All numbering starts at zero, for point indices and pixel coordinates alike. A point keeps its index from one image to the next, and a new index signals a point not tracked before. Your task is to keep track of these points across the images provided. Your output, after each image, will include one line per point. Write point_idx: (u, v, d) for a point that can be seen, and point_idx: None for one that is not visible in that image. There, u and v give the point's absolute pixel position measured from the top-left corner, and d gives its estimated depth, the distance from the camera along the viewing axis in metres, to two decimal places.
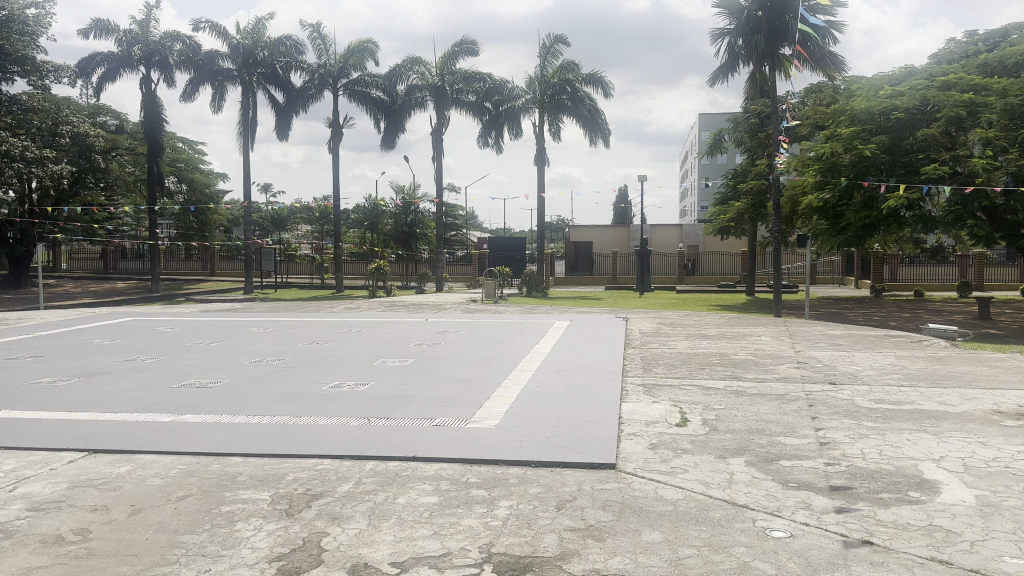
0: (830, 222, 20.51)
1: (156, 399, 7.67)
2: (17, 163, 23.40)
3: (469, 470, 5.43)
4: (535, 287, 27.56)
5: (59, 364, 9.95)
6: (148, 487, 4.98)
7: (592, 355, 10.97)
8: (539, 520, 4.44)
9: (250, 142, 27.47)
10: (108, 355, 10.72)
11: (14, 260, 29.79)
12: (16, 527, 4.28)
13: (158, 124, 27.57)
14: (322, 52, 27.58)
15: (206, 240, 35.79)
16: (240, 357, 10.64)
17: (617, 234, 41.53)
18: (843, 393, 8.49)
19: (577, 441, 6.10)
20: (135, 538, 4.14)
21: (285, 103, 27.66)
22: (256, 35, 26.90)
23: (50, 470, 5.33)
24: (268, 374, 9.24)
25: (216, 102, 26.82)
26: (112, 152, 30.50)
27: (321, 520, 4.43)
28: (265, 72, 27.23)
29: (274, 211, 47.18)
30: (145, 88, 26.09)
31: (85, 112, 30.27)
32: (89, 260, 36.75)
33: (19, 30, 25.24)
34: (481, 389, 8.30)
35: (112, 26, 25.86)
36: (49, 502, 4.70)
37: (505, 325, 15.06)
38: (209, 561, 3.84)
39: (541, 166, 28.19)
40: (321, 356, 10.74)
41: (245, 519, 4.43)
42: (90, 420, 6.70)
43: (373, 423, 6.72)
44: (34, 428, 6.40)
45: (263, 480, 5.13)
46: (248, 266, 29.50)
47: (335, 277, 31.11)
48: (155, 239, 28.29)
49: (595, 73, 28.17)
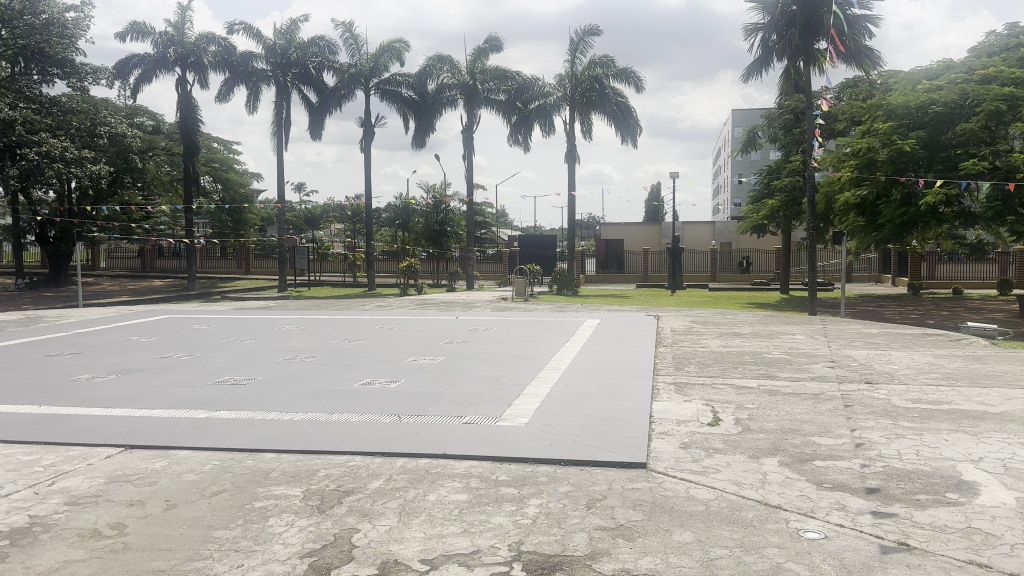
0: (867, 219, 20.13)
1: (192, 395, 7.81)
2: (56, 164, 23.82)
3: (499, 467, 5.45)
4: (565, 286, 27.45)
5: (100, 361, 10.19)
6: (183, 483, 5.07)
7: (623, 352, 10.93)
8: (569, 519, 4.44)
9: (283, 142, 27.76)
10: (146, 352, 10.96)
11: (55, 259, 30.50)
12: (54, 520, 4.39)
13: (193, 125, 28.01)
14: (355, 52, 27.81)
15: (242, 239, 36.47)
16: (273, 354, 10.76)
17: (648, 232, 41.31)
18: (879, 392, 8.33)
19: (608, 440, 6.07)
20: (170, 533, 4.21)
21: (318, 103, 27.86)
22: (290, 36, 27.30)
23: (87, 465, 5.45)
24: (301, 371, 9.34)
25: (251, 103, 27.17)
26: (149, 152, 31.07)
27: (352, 516, 4.47)
28: (298, 73, 27.51)
29: (308, 210, 47.90)
30: (181, 89, 26.56)
31: (123, 113, 30.98)
32: (127, 258, 37.57)
33: (59, 33, 25.81)
34: (510, 387, 8.30)
35: (148, 29, 26.34)
36: (86, 497, 4.80)
37: (536, 323, 15.06)
38: (241, 556, 3.90)
39: (572, 163, 28.09)
40: (353, 353, 10.83)
41: (278, 514, 4.49)
42: (128, 416, 6.84)
43: (404, 420, 6.77)
44: (74, 424, 6.57)
45: (296, 476, 5.19)
46: (282, 263, 29.32)
47: (367, 275, 31.19)
48: (192, 238, 28.54)
49: (626, 69, 28.04)
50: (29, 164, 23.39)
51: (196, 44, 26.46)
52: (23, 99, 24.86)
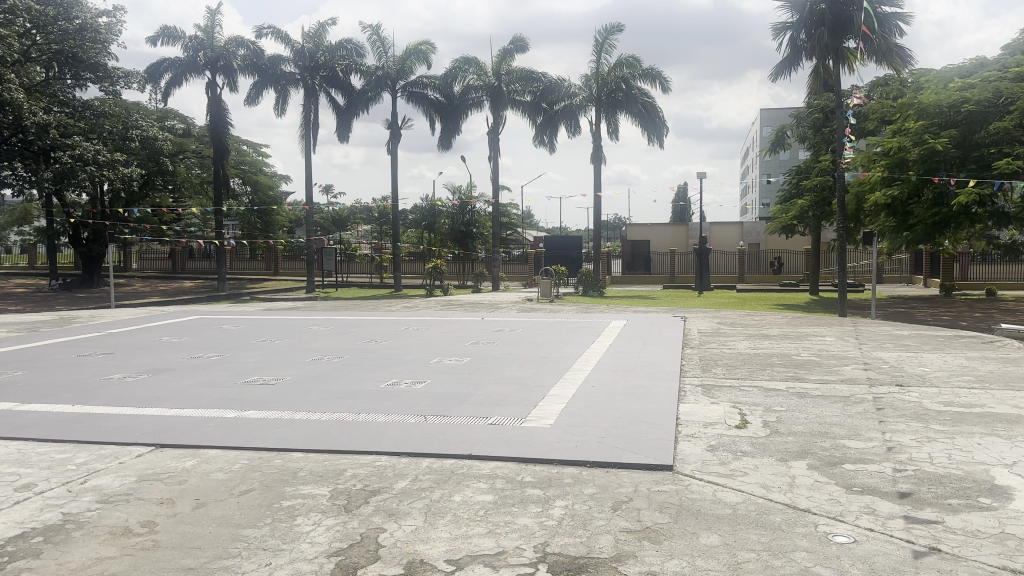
0: (897, 220, 19.78)
1: (220, 395, 7.92)
2: (90, 167, 24.15)
3: (524, 468, 5.45)
4: (591, 287, 27.37)
5: (131, 361, 10.37)
6: (212, 481, 5.14)
7: (649, 354, 10.87)
8: (595, 521, 4.42)
9: (311, 144, 28.02)
10: (176, 352, 11.12)
11: (88, 261, 31.05)
12: (87, 518, 4.47)
13: (223, 128, 28.38)
14: (382, 54, 27.97)
15: (270, 240, 36.88)
16: (301, 354, 10.86)
17: (675, 232, 41.09)
18: (910, 395, 8.19)
19: (634, 442, 6.04)
20: (199, 531, 4.28)
21: (346, 105, 28.08)
22: (318, 40, 27.55)
23: (118, 464, 5.55)
24: (328, 371, 9.42)
25: (280, 106, 27.46)
26: (180, 155, 31.57)
27: (379, 516, 4.50)
28: (326, 76, 27.74)
29: (336, 211, 48.28)
30: (212, 92, 26.92)
31: (155, 117, 31.50)
32: (159, 259, 38.13)
33: (92, 38, 25.83)
34: (535, 388, 8.29)
35: (179, 33, 26.73)
36: (118, 495, 4.89)
37: (562, 324, 15.04)
38: (270, 555, 3.94)
39: (598, 164, 28.01)
40: (378, 353, 10.90)
41: (305, 514, 4.53)
42: (158, 416, 6.96)
43: (430, 421, 6.80)
44: (106, 423, 6.68)
45: (323, 476, 5.24)
46: (310, 265, 29.56)
47: (393, 276, 31.34)
48: (221, 239, 28.87)
49: (653, 69, 27.85)
50: (62, 167, 23.51)
51: (225, 47, 26.80)
52: (57, 103, 25.40)
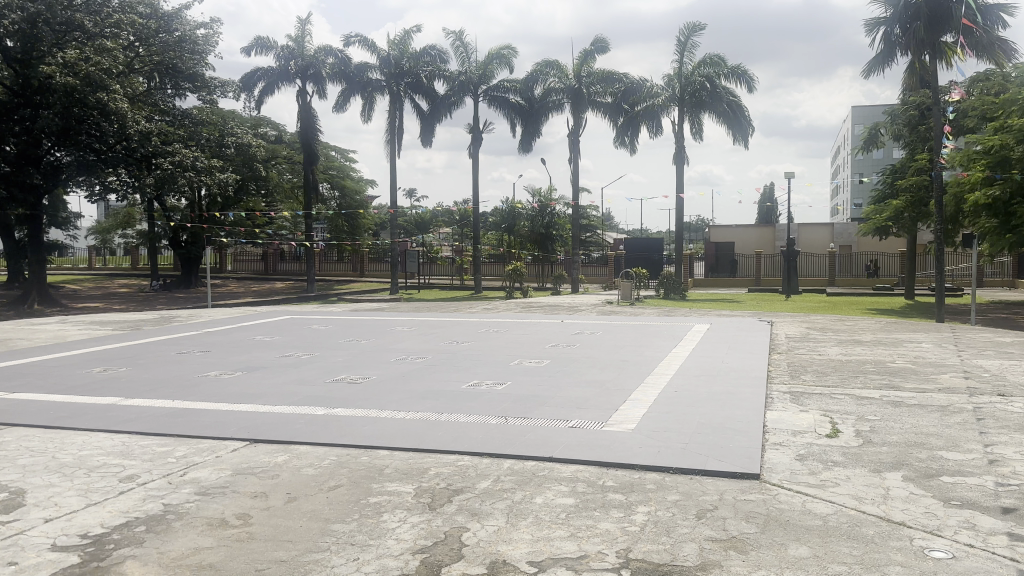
0: (1000, 221, 18.64)
1: (309, 393, 8.19)
2: (188, 173, 25.33)
3: (606, 473, 5.41)
4: (673, 289, 26.92)
5: (226, 358, 10.85)
6: (303, 476, 5.32)
7: (733, 359, 10.62)
8: (678, 529, 4.36)
9: (396, 149, 28.64)
10: (268, 351, 11.56)
11: (187, 262, 32.64)
12: (187, 509, 4.70)
13: (313, 134, 29.33)
14: (465, 59, 28.33)
15: (356, 243, 37.88)
16: (385, 354, 11.11)
17: (761, 234, 40.03)
18: (1016, 406, 7.71)
19: (718, 449, 5.92)
20: (291, 525, 4.44)
21: (430, 110, 28.57)
22: (402, 47, 28.15)
23: (216, 457, 5.82)
24: (411, 371, 9.60)
25: (366, 112, 28.18)
26: (272, 161, 32.88)
27: (462, 515, 4.56)
28: (410, 82, 28.33)
29: (418, 214, 49.14)
30: (302, 100, 27.87)
31: (249, 125, 32.87)
32: (251, 261, 39.71)
33: (192, 49, 27.38)
34: (616, 392, 8.22)
35: (272, 44, 27.80)
36: (215, 488, 5.12)
37: (643, 327, 14.86)
38: (357, 550, 4.05)
39: (680, 165, 27.56)
40: (460, 355, 11.03)
41: (391, 510, 4.64)
42: (251, 412, 7.25)
43: (511, 423, 6.84)
44: (204, 418, 7.01)
45: (408, 474, 5.35)
46: (393, 267, 30.15)
47: (474, 278, 31.66)
48: (310, 242, 29.81)
49: (738, 68, 27.20)
50: (163, 172, 24.76)
51: (315, 56, 27.70)
52: (159, 112, 26.70)
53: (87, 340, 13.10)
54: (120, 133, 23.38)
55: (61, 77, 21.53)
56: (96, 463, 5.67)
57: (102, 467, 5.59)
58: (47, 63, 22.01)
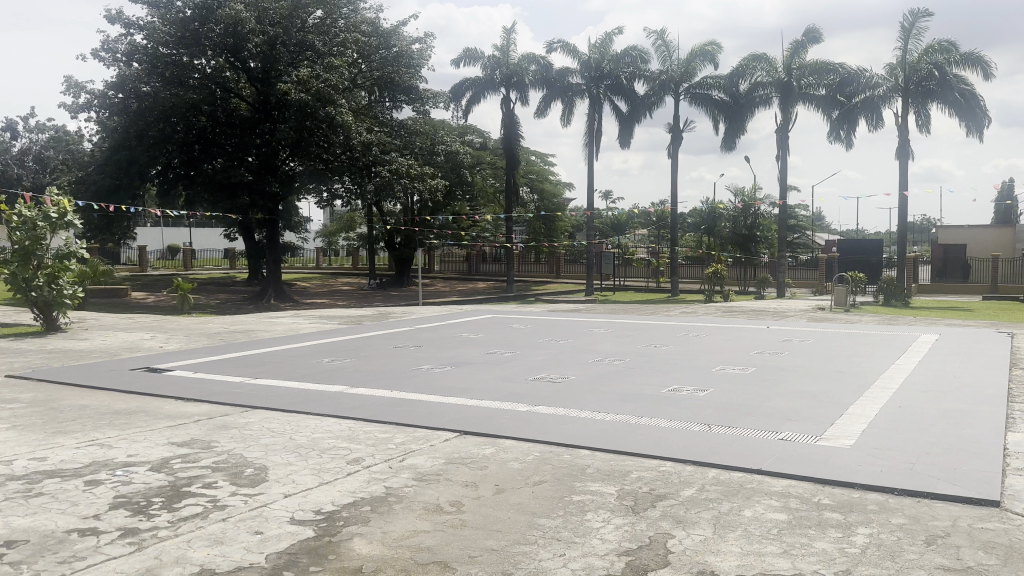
0: None
1: (513, 390, 8.47)
2: (403, 180, 27.42)
3: (820, 489, 5.08)
4: (893, 295, 24.69)
5: (436, 353, 11.53)
6: (509, 470, 5.52)
7: (970, 374, 9.51)
8: (906, 555, 3.99)
9: (595, 151, 28.80)
10: (474, 347, 12.12)
11: (400, 263, 35.10)
12: (405, 493, 5.04)
13: (515, 139, 30.35)
14: (667, 59, 27.90)
15: (554, 244, 38.62)
16: (584, 355, 11.21)
17: (1001, 235, 35.59)
18: None
19: (952, 472, 5.34)
20: (499, 515, 4.61)
21: (629, 111, 28.44)
22: (604, 50, 28.30)
23: (429, 446, 6.19)
24: (611, 373, 9.61)
25: (567, 116, 28.65)
26: (477, 167, 34.49)
27: (666, 521, 4.49)
28: (611, 84, 28.43)
29: (615, 216, 49.11)
30: (506, 107, 28.90)
31: (457, 132, 34.69)
32: (456, 263, 41.81)
33: (406, 63, 29.22)
34: (830, 405, 7.68)
35: (479, 54, 29.06)
36: (430, 474, 5.45)
37: (859, 336, 13.77)
38: (563, 546, 4.12)
39: (903, 160, 25.21)
40: (659, 359, 10.86)
41: (594, 510, 4.68)
42: (460, 405, 7.64)
43: (714, 430, 6.62)
44: (418, 408, 7.50)
45: (610, 475, 5.36)
46: (590, 269, 30.34)
47: (671, 281, 31.08)
48: (511, 243, 30.85)
49: (975, 52, 24.37)
50: (381, 180, 26.90)
51: (519, 64, 28.66)
52: (379, 124, 28.77)
53: (317, 333, 14.50)
54: (346, 144, 25.53)
55: (297, 94, 24.03)
56: (326, 446, 6.25)
57: (332, 449, 6.15)
58: (285, 82, 24.68)
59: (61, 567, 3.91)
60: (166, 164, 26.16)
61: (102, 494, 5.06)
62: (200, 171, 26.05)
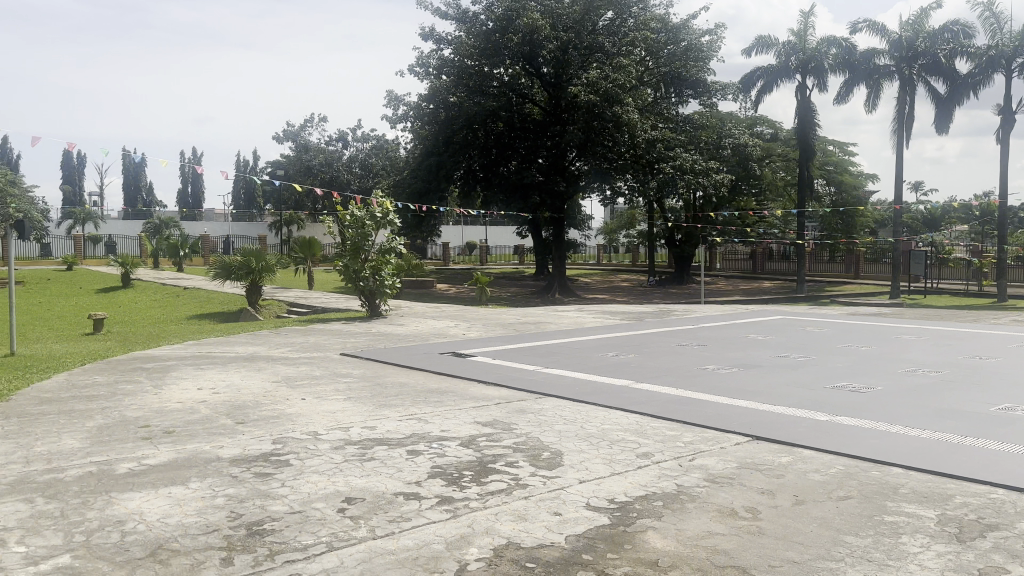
0: None
1: (809, 396, 7.93)
2: (687, 176, 27.06)
3: None
4: None
5: (722, 354, 11.20)
6: (808, 481, 5.18)
7: None
8: None
9: (903, 138, 25.92)
10: (763, 350, 11.57)
11: (681, 260, 34.73)
12: (697, 493, 4.98)
13: (809, 129, 28.38)
14: (997, 31, 24.07)
15: (851, 242, 35.46)
16: (891, 364, 10.14)
17: None
18: None
19: None
20: (798, 526, 4.36)
21: (947, 94, 25.25)
22: (918, 25, 25.29)
23: (720, 448, 6.04)
24: (925, 386, 8.56)
25: (871, 102, 26.10)
26: (767, 160, 32.86)
27: (1003, 555, 3.90)
28: (926, 63, 25.31)
29: (927, 210, 43.66)
30: (801, 94, 27.09)
31: (745, 124, 33.36)
32: (740, 260, 40.24)
33: (696, 57, 28.89)
34: None
35: (772, 41, 27.66)
36: (722, 477, 5.32)
37: None
38: (875, 569, 3.78)
39: None
40: (986, 372, 9.45)
41: (911, 534, 4.22)
42: (750, 409, 7.34)
43: None
44: (707, 409, 7.34)
45: (929, 498, 4.79)
46: (896, 269, 27.34)
47: (999, 284, 26.88)
48: (802, 240, 28.91)
49: None
50: (664, 176, 26.91)
51: (817, 49, 26.89)
52: (664, 120, 28.61)
53: (602, 328, 14.89)
54: (631, 142, 25.88)
55: (585, 96, 24.93)
56: (615, 437, 6.39)
57: (621, 442, 6.27)
58: (574, 85, 25.71)
59: (392, 525, 4.47)
60: (467, 170, 28.62)
61: (420, 463, 5.68)
62: (497, 174, 28.20)
